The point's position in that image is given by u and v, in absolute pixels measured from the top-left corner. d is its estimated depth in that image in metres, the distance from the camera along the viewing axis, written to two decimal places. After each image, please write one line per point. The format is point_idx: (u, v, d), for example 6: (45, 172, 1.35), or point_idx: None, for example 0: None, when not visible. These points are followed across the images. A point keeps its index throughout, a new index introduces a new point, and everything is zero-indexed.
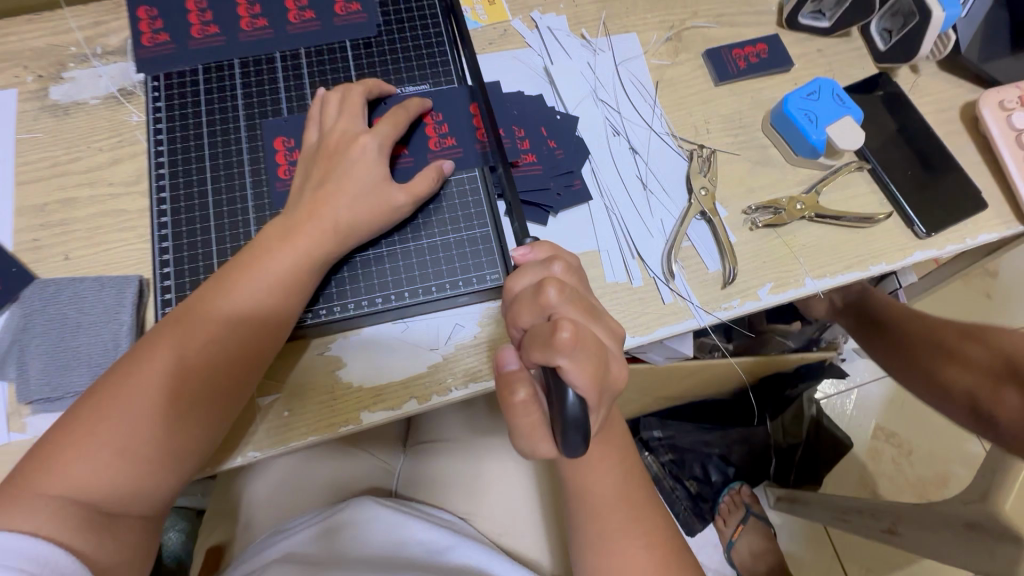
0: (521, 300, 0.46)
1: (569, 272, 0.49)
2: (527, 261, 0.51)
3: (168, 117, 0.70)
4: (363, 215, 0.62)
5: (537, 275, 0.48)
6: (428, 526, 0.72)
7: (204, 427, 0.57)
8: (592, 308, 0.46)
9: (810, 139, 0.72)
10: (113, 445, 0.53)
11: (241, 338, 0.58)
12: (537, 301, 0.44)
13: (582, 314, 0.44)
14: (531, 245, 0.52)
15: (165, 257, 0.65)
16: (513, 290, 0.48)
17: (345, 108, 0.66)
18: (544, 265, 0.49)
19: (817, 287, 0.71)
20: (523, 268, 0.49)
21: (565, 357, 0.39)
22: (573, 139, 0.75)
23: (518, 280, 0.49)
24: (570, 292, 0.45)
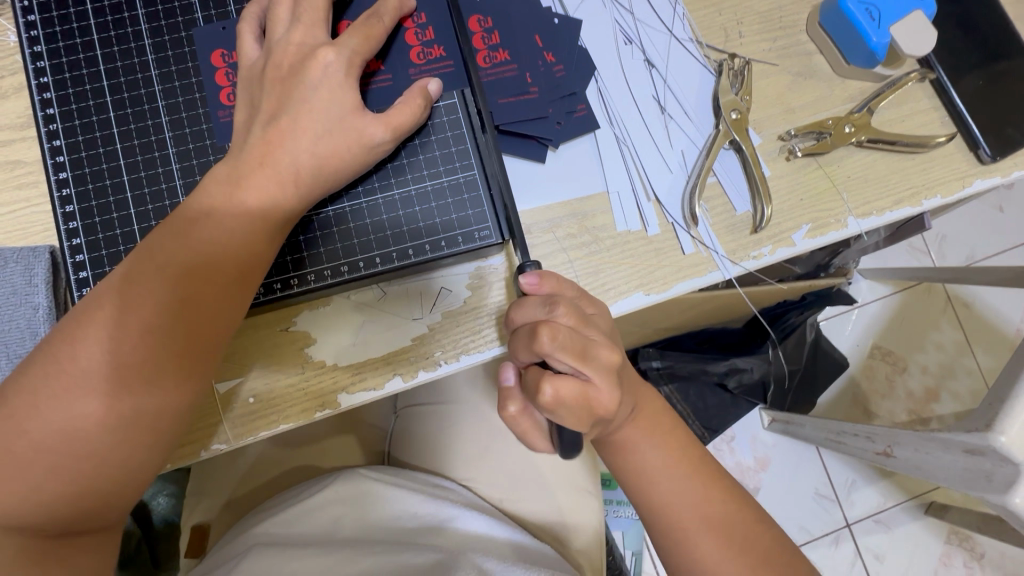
0: (519, 339, 0.43)
1: (571, 314, 0.42)
2: (535, 295, 0.44)
3: (48, 37, 0.54)
4: (329, 157, 0.48)
5: (535, 312, 0.42)
6: (423, 499, 0.69)
7: (163, 415, 0.44)
8: (588, 351, 0.41)
9: (869, 42, 0.59)
10: (53, 451, 0.41)
11: (197, 303, 0.44)
12: (528, 346, 0.41)
13: (576, 362, 0.41)
14: (539, 277, 0.44)
15: (71, 223, 0.51)
16: (513, 322, 0.45)
17: (302, 13, 0.50)
18: (544, 304, 0.42)
19: (860, 229, 0.61)
20: (524, 302, 0.43)
21: (544, 414, 0.41)
22: (574, 50, 0.60)
23: (518, 314, 0.44)
24: (564, 337, 0.40)
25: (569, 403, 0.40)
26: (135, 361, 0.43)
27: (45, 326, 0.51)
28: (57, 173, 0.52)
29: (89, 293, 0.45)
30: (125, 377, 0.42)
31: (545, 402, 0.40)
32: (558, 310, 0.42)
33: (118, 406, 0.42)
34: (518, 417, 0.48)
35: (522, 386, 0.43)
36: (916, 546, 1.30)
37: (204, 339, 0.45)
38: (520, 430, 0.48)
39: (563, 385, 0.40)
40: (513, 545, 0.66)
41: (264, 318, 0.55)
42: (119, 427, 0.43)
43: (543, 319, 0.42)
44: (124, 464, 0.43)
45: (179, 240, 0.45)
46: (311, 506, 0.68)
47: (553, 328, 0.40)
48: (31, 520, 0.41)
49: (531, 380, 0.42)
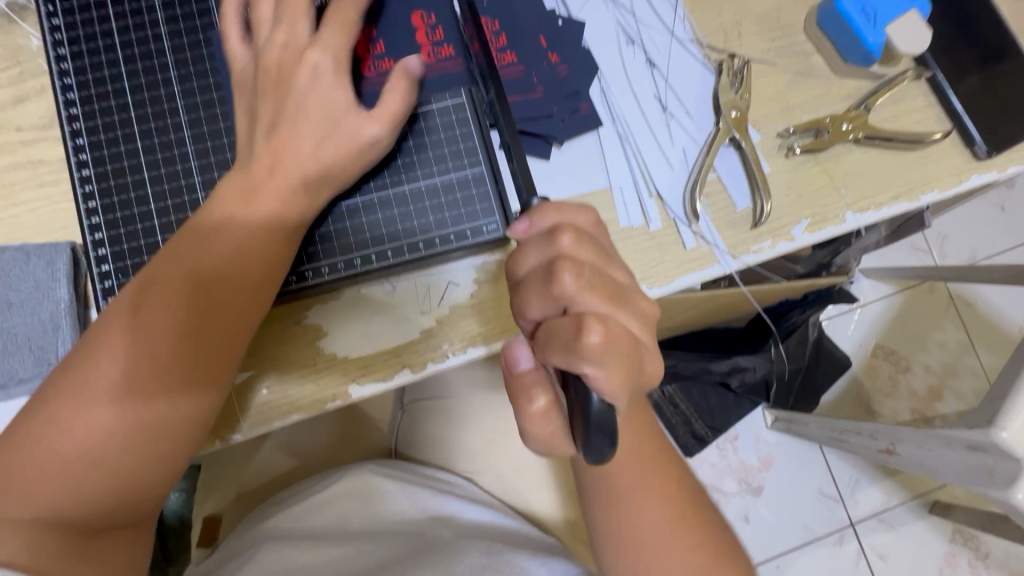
0: (530, 288, 0.41)
1: (582, 245, 0.41)
2: (530, 238, 0.42)
3: (71, 39, 0.55)
4: (348, 158, 0.50)
5: (544, 254, 0.41)
6: (431, 493, 0.70)
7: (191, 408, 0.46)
8: (617, 291, 0.41)
9: (865, 42, 0.61)
10: (83, 441, 0.43)
11: (223, 301, 0.46)
12: (551, 291, 0.40)
13: (606, 301, 0.39)
14: (531, 217, 0.43)
15: (93, 219, 0.53)
16: (517, 273, 0.43)
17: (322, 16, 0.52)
18: (551, 239, 0.41)
19: (858, 223, 0.62)
20: (526, 244, 0.42)
21: (593, 365, 0.37)
22: (578, 50, 0.62)
23: (523, 260, 0.42)
24: (590, 275, 0.40)
25: (617, 342, 0.37)
26: (165, 357, 0.44)
27: (68, 318, 0.53)
28: (80, 170, 0.54)
29: (116, 297, 0.47)
30: (155, 372, 0.44)
31: (597, 346, 0.36)
32: (568, 240, 0.41)
33: (148, 400, 0.44)
34: (550, 407, 0.41)
35: (552, 341, 0.39)
36: (920, 544, 1.31)
37: (230, 335, 0.47)
38: (548, 421, 0.41)
39: (609, 322, 0.38)
40: (519, 537, 0.67)
41: (278, 311, 0.57)
42: (150, 420, 0.44)
43: (555, 256, 0.41)
44: (155, 455, 0.45)
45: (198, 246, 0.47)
46: (320, 501, 0.69)
47: (576, 264, 0.39)
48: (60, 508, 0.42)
49: (570, 326, 0.38)
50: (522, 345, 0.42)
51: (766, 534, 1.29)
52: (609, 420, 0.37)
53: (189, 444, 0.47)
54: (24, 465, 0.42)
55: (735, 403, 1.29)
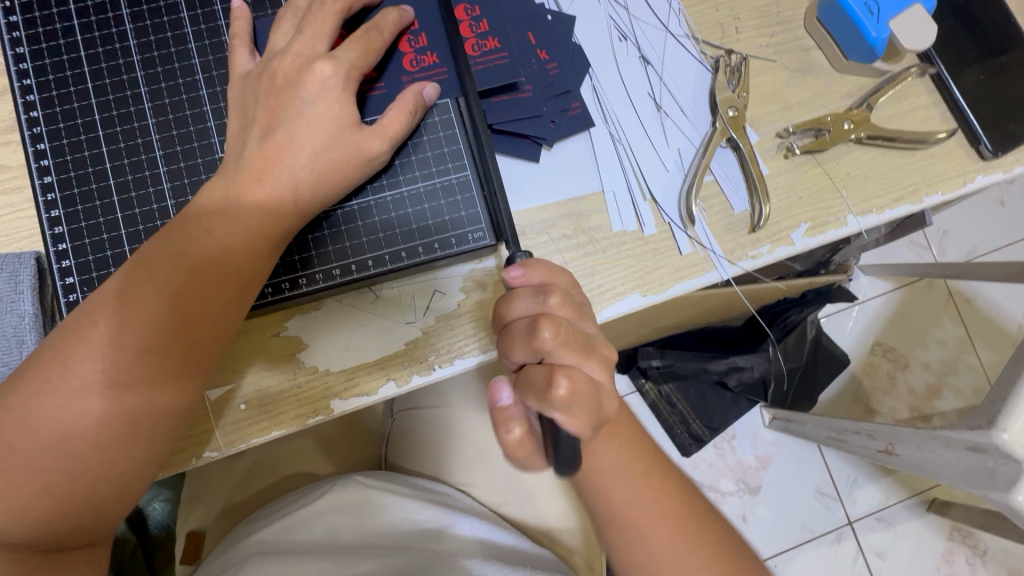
0: (512, 337, 0.40)
1: (566, 305, 0.40)
2: (520, 287, 0.41)
3: (31, 38, 0.53)
4: (328, 171, 0.47)
5: (529, 307, 0.39)
6: (419, 503, 0.68)
7: (162, 433, 0.44)
8: (587, 342, 0.39)
9: (868, 37, 0.58)
10: (45, 470, 0.40)
11: (194, 321, 0.44)
12: (528, 342, 0.38)
13: (579, 356, 0.38)
14: (525, 266, 0.41)
15: (56, 228, 0.50)
16: (502, 319, 0.41)
17: (307, 24, 0.49)
18: (538, 295, 0.39)
19: (860, 226, 0.60)
20: (514, 294, 0.41)
21: (559, 413, 0.36)
22: (568, 47, 0.59)
23: (509, 309, 0.41)
24: (567, 333, 0.38)
25: (582, 393, 0.36)
26: (130, 378, 0.42)
27: (31, 333, 0.51)
28: (42, 177, 0.51)
29: (82, 303, 0.44)
30: (120, 395, 0.42)
31: (564, 398, 0.35)
32: (554, 300, 0.39)
33: (113, 426, 0.42)
34: (525, 437, 0.40)
35: (526, 388, 0.37)
36: (918, 542, 1.29)
37: (201, 357, 0.44)
38: (524, 452, 0.40)
39: (576, 374, 0.37)
40: (512, 551, 0.65)
41: (256, 323, 0.54)
42: (115, 448, 0.42)
43: (540, 312, 0.39)
44: (122, 481, 0.43)
45: (162, 258, 0.43)
46: (307, 514, 0.67)
47: (555, 321, 0.38)
48: (21, 539, 0.40)
49: (542, 377, 0.37)
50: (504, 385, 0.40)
51: (764, 534, 1.28)
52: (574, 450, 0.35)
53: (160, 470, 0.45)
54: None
55: (733, 402, 1.27)
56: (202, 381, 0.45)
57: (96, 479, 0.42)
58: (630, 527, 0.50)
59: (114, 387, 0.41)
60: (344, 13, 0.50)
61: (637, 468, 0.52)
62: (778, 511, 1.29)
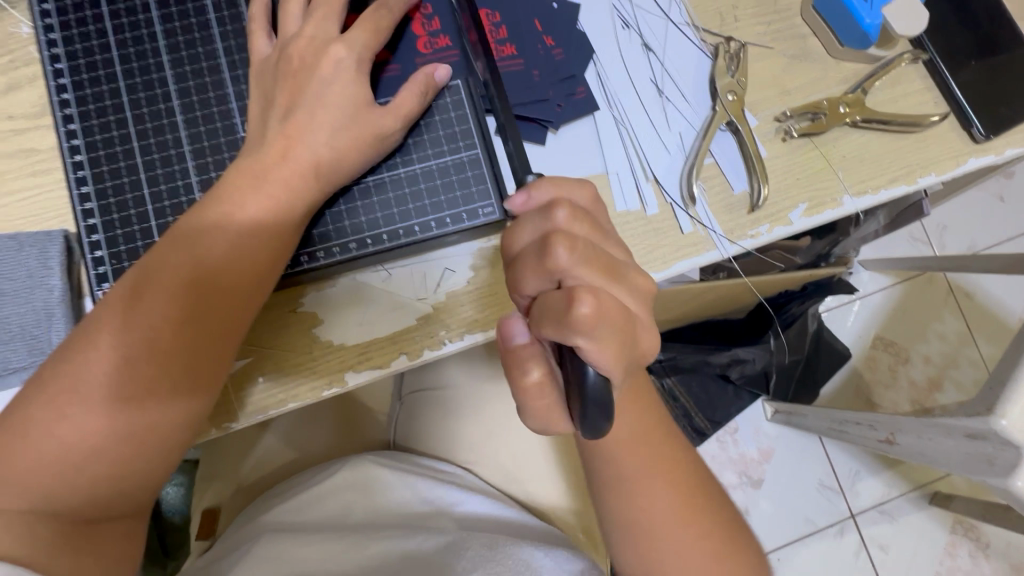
0: (526, 262, 0.41)
1: (577, 220, 0.41)
2: (528, 211, 0.42)
3: (62, 25, 0.55)
4: (346, 149, 0.50)
5: (538, 228, 0.41)
6: (431, 483, 0.70)
7: (192, 398, 0.46)
8: (611, 265, 0.40)
9: (863, 24, 0.60)
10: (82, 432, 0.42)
11: (222, 290, 0.46)
12: (544, 263, 0.39)
13: (600, 275, 0.39)
14: (530, 190, 0.43)
15: (86, 205, 0.52)
16: (513, 250, 0.42)
17: (319, 8, 0.52)
18: (545, 214, 0.41)
19: (856, 207, 0.62)
20: (523, 220, 0.42)
21: (583, 336, 0.36)
22: (573, 34, 0.61)
23: (519, 235, 0.42)
24: (585, 249, 0.39)
25: (607, 315, 0.37)
26: (166, 347, 0.44)
27: (61, 307, 0.53)
28: (73, 156, 0.53)
29: (111, 290, 0.46)
30: (157, 362, 0.44)
31: (588, 316, 0.36)
32: (562, 214, 0.40)
33: (148, 394, 0.44)
34: (545, 380, 0.40)
35: (546, 314, 0.38)
36: (920, 535, 1.31)
37: (232, 327, 0.46)
38: (543, 395, 0.41)
39: (602, 296, 0.37)
40: (521, 529, 0.67)
41: (274, 300, 0.56)
42: (150, 416, 0.44)
43: (549, 230, 0.40)
44: (153, 446, 0.45)
45: (193, 233, 0.46)
46: (320, 492, 0.69)
47: (569, 237, 0.39)
48: (58, 503, 0.41)
49: (562, 299, 0.37)
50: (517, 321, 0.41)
51: (767, 526, 1.29)
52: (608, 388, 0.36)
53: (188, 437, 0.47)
54: (20, 456, 0.41)
55: (734, 394, 1.30)
56: (229, 349, 0.47)
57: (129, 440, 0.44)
58: (634, 494, 0.52)
59: (147, 351, 0.43)
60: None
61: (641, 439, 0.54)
62: (780, 499, 1.30)
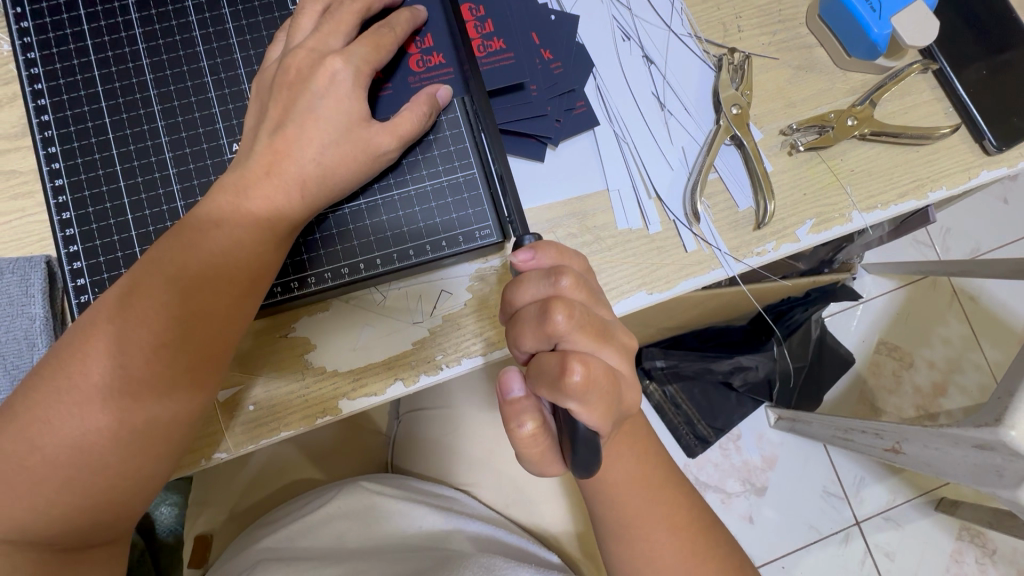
0: (524, 321, 0.40)
1: (578, 287, 0.39)
2: (530, 270, 0.41)
3: (41, 43, 0.53)
4: (335, 167, 0.47)
5: (540, 291, 0.40)
6: (428, 509, 0.68)
7: (178, 429, 0.44)
8: (605, 327, 0.39)
9: (870, 35, 0.58)
10: (62, 470, 0.41)
11: (204, 318, 0.44)
12: (541, 326, 0.38)
13: (593, 340, 0.38)
14: (535, 248, 0.41)
15: (67, 230, 0.51)
16: (515, 306, 0.41)
17: (325, 22, 0.50)
18: (549, 279, 0.40)
19: (865, 223, 0.60)
20: (524, 278, 0.40)
21: (574, 402, 0.35)
22: (572, 47, 0.59)
23: (519, 293, 0.40)
24: (581, 315, 0.38)
25: (599, 382, 0.36)
26: (146, 372, 0.42)
27: (42, 336, 0.51)
28: (53, 180, 0.51)
29: (94, 304, 0.44)
30: (138, 389, 0.42)
31: (579, 385, 0.35)
32: (566, 282, 0.39)
33: (131, 418, 0.42)
34: (538, 432, 0.38)
35: (540, 375, 0.37)
36: (926, 543, 1.29)
37: (211, 352, 0.44)
38: (536, 445, 0.39)
39: (591, 361, 0.36)
40: (520, 555, 0.65)
41: (264, 323, 0.55)
42: (130, 455, 0.42)
43: (552, 295, 0.39)
44: (137, 477, 0.43)
45: (169, 257, 0.44)
46: (312, 521, 0.67)
47: (568, 303, 0.38)
48: (43, 537, 0.41)
49: (555, 365, 0.36)
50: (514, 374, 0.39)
51: (770, 534, 1.27)
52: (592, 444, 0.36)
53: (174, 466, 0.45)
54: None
55: (738, 401, 1.26)
56: (212, 380, 0.45)
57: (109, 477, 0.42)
58: (635, 521, 0.50)
59: (126, 383, 0.42)
60: (361, 13, 0.51)
61: (647, 465, 0.51)
62: (786, 510, 1.29)
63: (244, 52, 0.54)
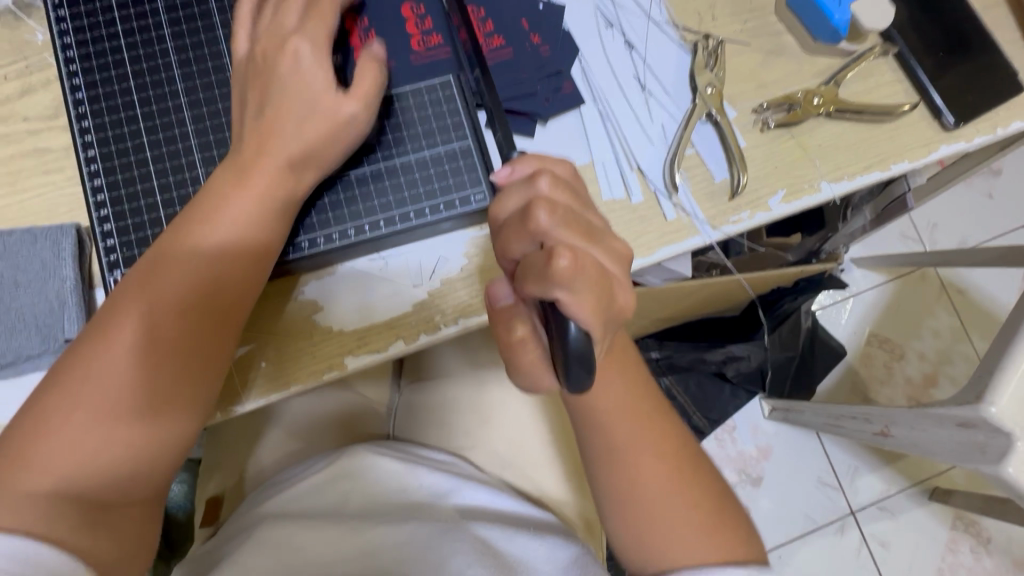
0: (510, 228, 0.42)
1: (558, 189, 0.42)
2: (512, 182, 0.44)
3: (76, 29, 0.58)
4: (339, 138, 0.52)
5: (522, 197, 0.42)
6: (429, 471, 0.71)
7: (208, 370, 0.49)
8: (589, 229, 0.41)
9: (833, 19, 0.64)
10: (103, 407, 0.45)
11: (225, 279, 0.49)
12: (526, 227, 0.40)
13: (578, 236, 0.40)
14: (514, 164, 0.45)
15: (98, 197, 0.55)
16: (499, 216, 0.43)
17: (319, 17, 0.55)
18: (529, 184, 0.42)
19: (833, 193, 0.64)
20: (507, 190, 0.43)
21: (563, 289, 0.37)
22: (559, 33, 0.65)
23: (504, 201, 0.43)
24: (563, 214, 0.40)
25: (586, 269, 0.37)
26: (178, 320, 0.47)
27: (73, 297, 0.55)
28: (86, 151, 0.56)
29: (130, 270, 0.50)
30: (172, 334, 0.47)
31: (566, 270, 0.36)
32: (545, 183, 0.42)
33: (166, 360, 0.47)
34: (528, 336, 0.43)
35: (529, 271, 0.39)
36: (919, 530, 1.31)
37: (232, 310, 0.50)
38: (528, 350, 0.43)
39: (578, 251, 0.38)
40: (518, 518, 0.68)
41: (276, 287, 0.59)
42: (164, 401, 0.46)
43: (533, 197, 0.42)
44: (167, 419, 0.47)
45: (190, 230, 0.49)
46: (319, 483, 0.70)
47: (550, 203, 0.40)
48: (81, 469, 0.44)
49: (541, 256, 0.38)
50: (501, 284, 0.44)
51: (767, 523, 1.30)
52: (587, 340, 0.37)
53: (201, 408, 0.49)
54: (42, 426, 0.43)
55: (731, 390, 1.30)
56: (235, 335, 0.50)
57: (141, 418, 0.45)
58: (624, 461, 0.54)
59: (159, 341, 0.47)
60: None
61: None
62: (779, 495, 1.32)
63: None
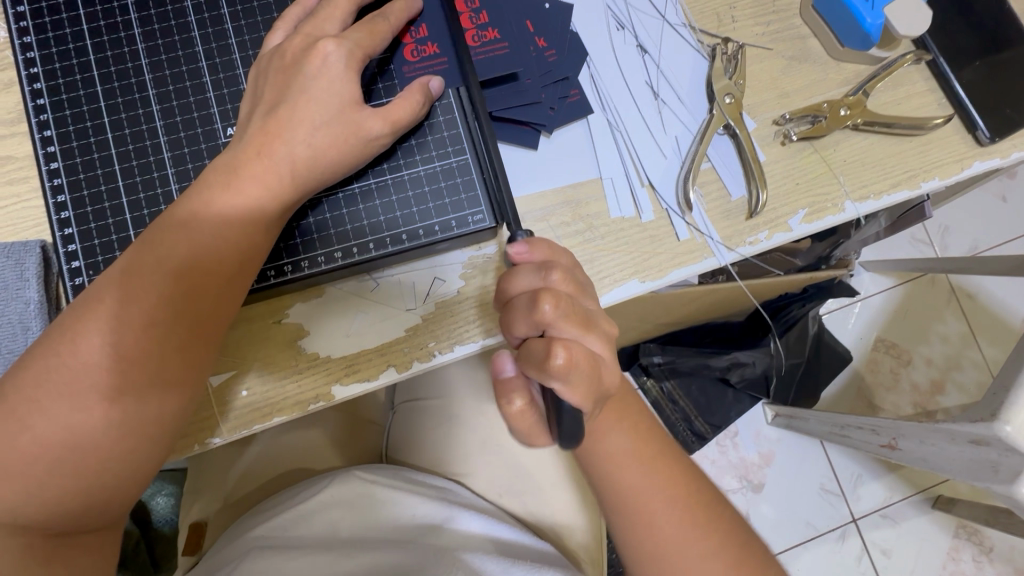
0: (515, 310, 0.42)
1: (567, 280, 0.42)
2: (525, 262, 0.44)
3: (37, 27, 0.53)
4: (326, 149, 0.47)
5: (531, 281, 0.42)
6: (422, 498, 0.68)
7: (170, 413, 0.44)
8: (589, 317, 0.42)
9: (864, 24, 0.58)
10: (54, 455, 0.41)
11: (199, 297, 0.44)
12: (530, 315, 0.41)
13: (579, 327, 0.41)
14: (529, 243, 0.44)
15: (62, 213, 0.51)
16: (507, 294, 0.44)
17: (321, 9, 0.51)
18: (540, 271, 0.42)
19: (858, 212, 0.60)
20: (517, 271, 0.43)
21: (557, 383, 0.39)
22: (568, 36, 0.60)
23: (513, 283, 0.43)
24: (567, 305, 0.40)
25: (581, 364, 0.39)
26: (135, 352, 0.42)
27: (37, 320, 0.51)
28: (48, 163, 0.52)
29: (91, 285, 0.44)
30: (129, 370, 0.42)
31: (561, 367, 0.38)
32: (555, 275, 0.42)
33: (120, 401, 0.42)
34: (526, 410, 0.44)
35: (527, 360, 0.41)
36: (921, 539, 1.29)
37: (206, 332, 0.45)
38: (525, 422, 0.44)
39: (573, 346, 0.39)
40: (513, 548, 0.64)
41: (257, 309, 0.55)
42: (125, 438, 0.42)
43: (541, 285, 0.42)
44: (128, 462, 0.43)
45: (165, 238, 0.44)
46: (307, 510, 0.67)
47: (555, 293, 0.40)
48: (39, 513, 0.41)
49: (539, 350, 0.39)
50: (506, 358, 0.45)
51: (766, 531, 1.28)
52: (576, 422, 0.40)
53: (167, 444, 0.45)
54: None
55: (734, 397, 1.26)
56: (206, 360, 0.46)
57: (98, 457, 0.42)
58: (629, 503, 0.50)
59: (120, 364, 0.42)
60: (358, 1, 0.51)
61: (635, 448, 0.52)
62: (783, 506, 1.29)
63: (239, 38, 0.55)
